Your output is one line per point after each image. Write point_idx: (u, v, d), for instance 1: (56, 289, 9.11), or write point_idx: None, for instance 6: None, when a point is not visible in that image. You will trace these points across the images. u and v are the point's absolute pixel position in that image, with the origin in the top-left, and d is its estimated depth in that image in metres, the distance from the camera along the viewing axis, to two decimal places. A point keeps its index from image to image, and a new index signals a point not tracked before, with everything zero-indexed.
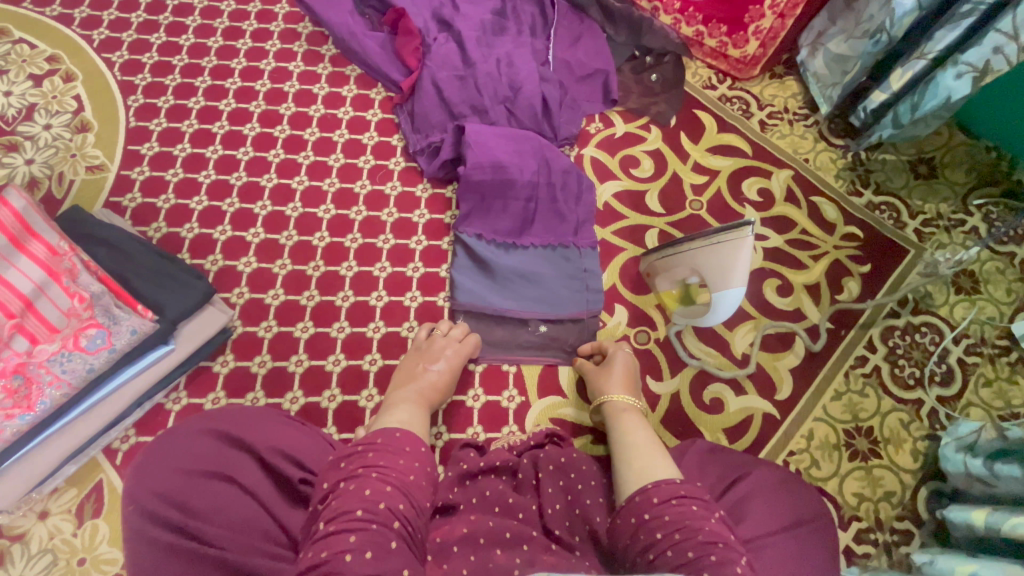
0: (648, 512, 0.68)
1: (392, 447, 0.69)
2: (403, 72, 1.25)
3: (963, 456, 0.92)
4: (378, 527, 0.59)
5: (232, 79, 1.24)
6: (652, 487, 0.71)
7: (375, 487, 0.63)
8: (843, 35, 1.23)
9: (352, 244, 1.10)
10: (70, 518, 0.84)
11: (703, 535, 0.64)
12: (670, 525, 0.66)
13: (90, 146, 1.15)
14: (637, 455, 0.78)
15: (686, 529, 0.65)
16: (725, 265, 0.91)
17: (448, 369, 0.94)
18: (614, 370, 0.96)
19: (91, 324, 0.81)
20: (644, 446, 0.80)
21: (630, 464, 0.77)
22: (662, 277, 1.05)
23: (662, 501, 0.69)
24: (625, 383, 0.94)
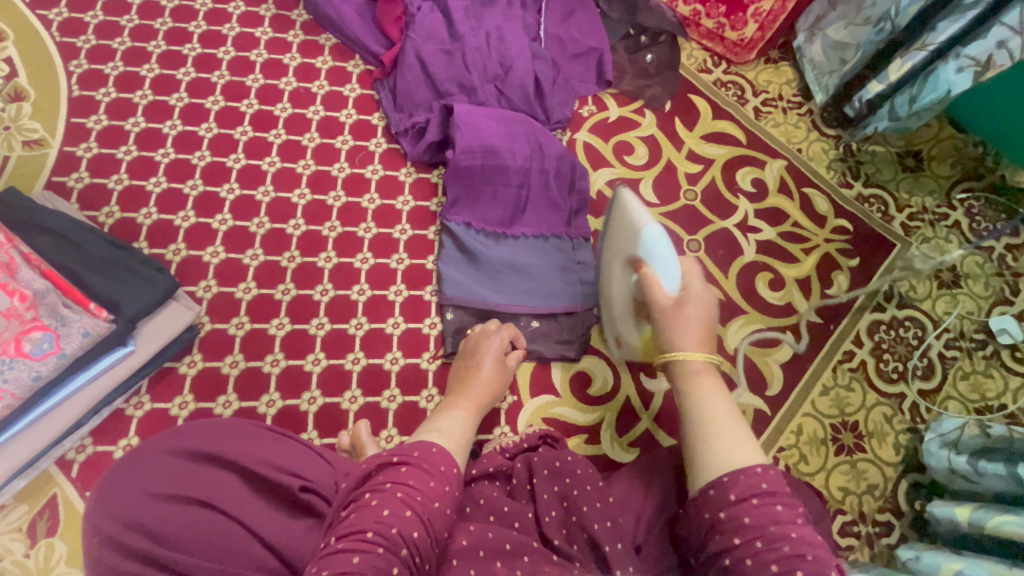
0: (724, 512, 0.59)
1: (427, 466, 0.63)
2: (384, 44, 1.15)
3: (947, 452, 0.94)
4: (383, 552, 0.54)
5: (191, 45, 1.12)
6: (728, 481, 0.60)
7: (395, 509, 0.57)
8: (843, 21, 1.22)
9: (331, 233, 1.02)
10: (21, 538, 0.77)
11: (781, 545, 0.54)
12: (750, 530, 0.56)
13: (26, 118, 1.01)
14: (715, 437, 0.65)
15: (768, 538, 0.54)
16: (632, 229, 0.86)
17: (502, 368, 0.88)
18: (666, 316, 0.76)
19: (35, 326, 0.73)
20: (719, 424, 0.65)
21: (707, 448, 0.64)
22: (606, 289, 0.96)
23: (739, 500, 0.58)
24: (693, 331, 0.73)
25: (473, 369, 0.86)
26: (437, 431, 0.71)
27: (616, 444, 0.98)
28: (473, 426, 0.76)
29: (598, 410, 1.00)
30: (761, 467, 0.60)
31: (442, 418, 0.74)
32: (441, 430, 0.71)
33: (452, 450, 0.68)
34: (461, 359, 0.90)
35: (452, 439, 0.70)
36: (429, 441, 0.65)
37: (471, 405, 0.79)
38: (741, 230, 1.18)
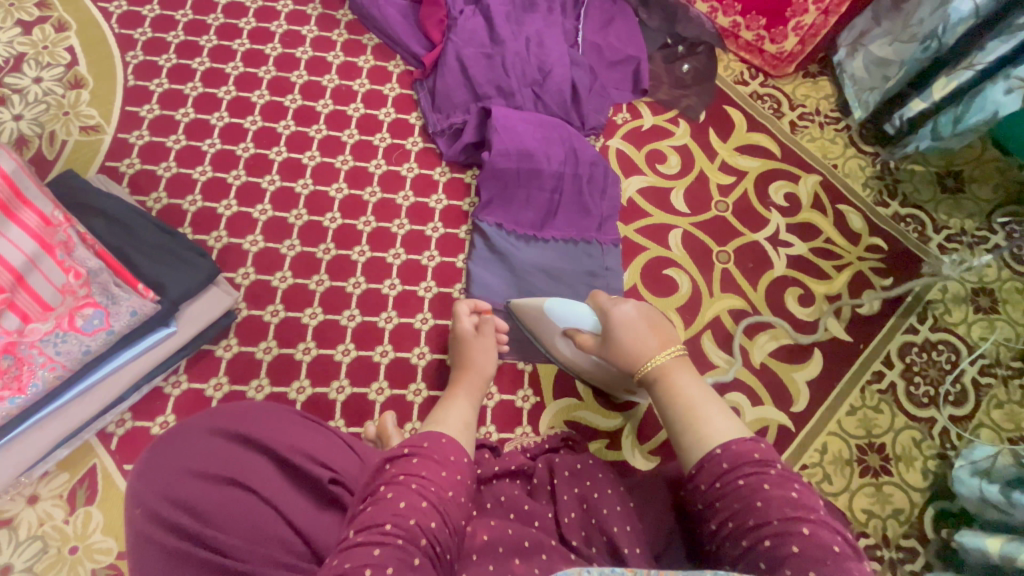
0: (703, 500, 0.63)
1: (437, 456, 0.65)
2: (425, 46, 1.18)
3: (978, 481, 0.92)
4: (404, 543, 0.55)
5: (240, 41, 1.16)
6: (699, 471, 0.64)
7: (411, 501, 0.59)
8: (887, 37, 1.20)
9: (365, 227, 1.04)
10: (62, 504, 0.80)
11: (753, 518, 0.57)
12: (727, 510, 0.60)
13: (84, 105, 1.06)
14: (686, 429, 0.69)
15: (745, 512, 0.58)
16: (531, 317, 0.95)
17: (495, 360, 0.89)
18: (613, 338, 0.82)
19: (88, 303, 0.74)
20: (696, 406, 0.70)
21: (682, 443, 0.68)
22: (574, 363, 0.96)
23: (710, 485, 0.62)
24: (652, 330, 0.80)
25: (469, 357, 0.87)
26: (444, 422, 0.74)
27: (636, 450, 0.98)
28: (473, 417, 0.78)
29: (620, 416, 1.00)
30: (726, 447, 0.63)
31: (445, 411, 0.77)
32: (443, 423, 0.73)
33: (458, 439, 0.71)
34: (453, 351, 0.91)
35: (459, 430, 0.73)
36: (438, 432, 0.67)
37: (467, 397, 0.81)
38: (771, 243, 1.17)
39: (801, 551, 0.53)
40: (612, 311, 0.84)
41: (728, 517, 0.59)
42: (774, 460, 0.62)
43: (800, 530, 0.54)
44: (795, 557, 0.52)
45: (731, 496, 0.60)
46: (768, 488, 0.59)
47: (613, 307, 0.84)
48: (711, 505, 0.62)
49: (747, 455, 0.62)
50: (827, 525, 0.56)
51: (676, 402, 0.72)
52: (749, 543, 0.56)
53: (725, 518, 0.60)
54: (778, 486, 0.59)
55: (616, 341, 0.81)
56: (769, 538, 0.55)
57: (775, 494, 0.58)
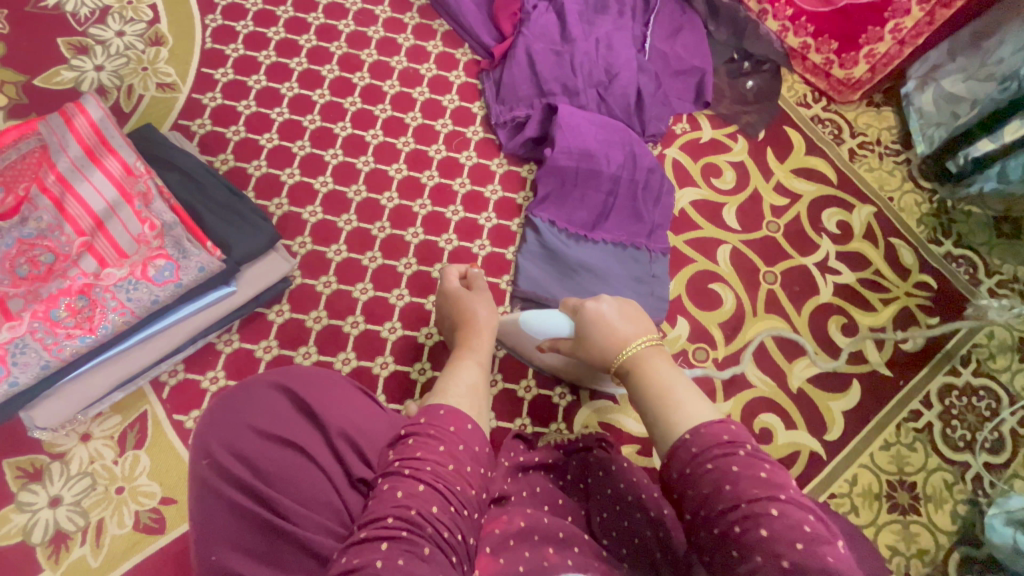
0: (674, 492, 0.58)
1: (436, 431, 0.62)
2: (495, 37, 1.19)
3: (1013, 531, 0.92)
4: (408, 535, 0.52)
5: (315, 15, 1.18)
6: (667, 460, 0.60)
7: (409, 489, 0.56)
8: (961, 74, 1.20)
9: (421, 210, 1.06)
10: (112, 445, 0.83)
11: (722, 503, 0.53)
12: (695, 500, 0.55)
13: (162, 62, 1.09)
14: (655, 418, 0.65)
15: (711, 500, 0.54)
16: (510, 331, 0.94)
17: (493, 310, 0.90)
18: (586, 334, 0.80)
19: (160, 254, 0.79)
20: (669, 391, 0.66)
21: (653, 434, 0.65)
22: (561, 367, 0.96)
23: (679, 476, 0.58)
24: (627, 322, 0.78)
25: (468, 309, 0.87)
26: (453, 395, 0.70)
27: None
28: (483, 384, 0.76)
29: None
30: (689, 432, 0.60)
31: (453, 380, 0.74)
32: (450, 393, 0.71)
33: (462, 407, 0.68)
34: (450, 315, 0.90)
35: (468, 403, 0.69)
36: (435, 405, 0.64)
37: (477, 363, 0.79)
38: (819, 269, 1.17)
39: (770, 534, 0.49)
40: (586, 307, 0.82)
41: (699, 504, 0.55)
42: (745, 441, 0.57)
43: (768, 510, 0.51)
44: (764, 542, 0.49)
45: (699, 482, 0.56)
46: (737, 470, 0.54)
47: (584, 304, 0.83)
48: (682, 496, 0.57)
49: (715, 438, 0.58)
50: (799, 503, 0.52)
51: (649, 387, 0.68)
52: (720, 532, 0.52)
53: (697, 506, 0.55)
54: (748, 466, 0.55)
55: (590, 339, 0.79)
56: (739, 523, 0.51)
57: (745, 475, 0.54)
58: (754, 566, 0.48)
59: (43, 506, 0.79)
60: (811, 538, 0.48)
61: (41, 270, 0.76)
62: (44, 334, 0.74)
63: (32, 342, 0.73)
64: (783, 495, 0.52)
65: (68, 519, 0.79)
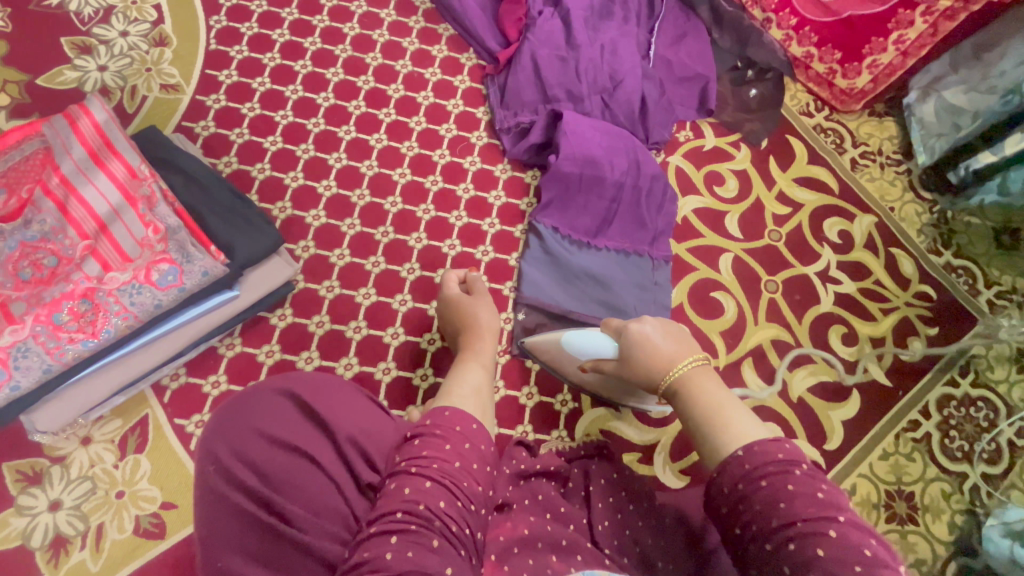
0: (726, 506, 0.59)
1: (440, 430, 0.63)
2: (500, 42, 1.19)
3: (1010, 542, 0.92)
4: (418, 529, 0.53)
5: (320, 17, 1.17)
6: (718, 475, 0.60)
7: (416, 485, 0.57)
8: (963, 86, 1.21)
9: (424, 215, 1.06)
10: (113, 449, 0.83)
11: (777, 519, 0.54)
12: (748, 514, 0.56)
13: (165, 63, 1.09)
14: (704, 437, 0.65)
15: (765, 514, 0.54)
16: (549, 351, 0.95)
17: (495, 314, 0.90)
18: (628, 354, 0.81)
19: (164, 258, 0.78)
20: (719, 410, 0.66)
21: (702, 452, 0.65)
22: (601, 388, 0.96)
23: (730, 490, 0.58)
24: (670, 341, 0.79)
25: (468, 313, 0.87)
26: (456, 396, 0.72)
27: (668, 468, 0.98)
28: (486, 385, 0.78)
29: (655, 432, 1.00)
30: (741, 449, 0.60)
31: (458, 382, 0.75)
32: (455, 395, 0.72)
33: (467, 408, 0.69)
34: (451, 320, 0.90)
35: (471, 404, 0.71)
36: (439, 407, 0.65)
37: (481, 366, 0.80)
38: (820, 278, 1.17)
39: (827, 554, 0.49)
40: (629, 329, 0.83)
41: (751, 518, 0.56)
42: (801, 459, 0.57)
43: (827, 530, 0.51)
44: (820, 560, 0.49)
45: (754, 497, 0.56)
46: (793, 489, 0.55)
47: (630, 325, 0.84)
48: (733, 509, 0.58)
49: (769, 455, 0.58)
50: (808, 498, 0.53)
51: (696, 406, 0.69)
52: (772, 547, 0.53)
53: (749, 521, 0.56)
54: (804, 485, 0.55)
55: (632, 359, 0.80)
56: (794, 540, 0.51)
57: (801, 494, 0.54)
58: None
59: (42, 510, 0.79)
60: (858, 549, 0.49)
61: (44, 273, 0.76)
62: (47, 338, 0.73)
63: (34, 347, 0.73)
64: (842, 516, 0.52)
65: (68, 523, 0.79)
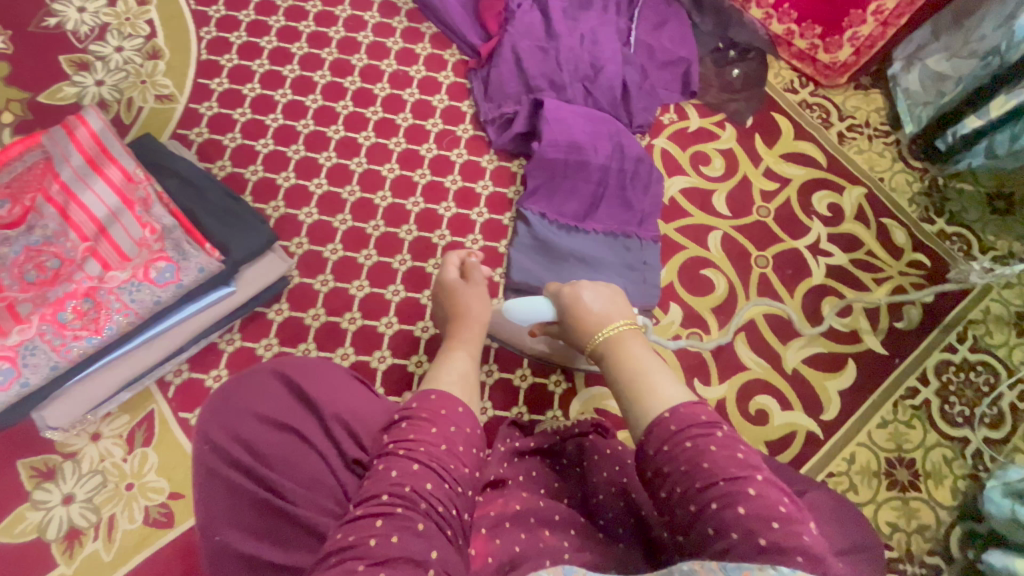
0: (650, 471, 0.56)
1: (426, 414, 0.62)
2: (482, 36, 1.21)
3: (1010, 501, 0.91)
4: (404, 512, 0.53)
5: (306, 22, 1.21)
6: (645, 439, 0.57)
7: (404, 468, 0.56)
8: (945, 53, 1.20)
9: (414, 208, 1.08)
10: (121, 443, 0.86)
11: (700, 481, 0.51)
12: (671, 476, 0.53)
13: (159, 75, 1.13)
14: (630, 398, 0.63)
15: (684, 477, 0.52)
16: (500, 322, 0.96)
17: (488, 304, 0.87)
18: (566, 319, 0.80)
19: (161, 256, 0.81)
20: (644, 373, 0.64)
21: (626, 416, 0.62)
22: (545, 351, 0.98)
23: (654, 454, 0.55)
24: (602, 304, 0.77)
25: (459, 303, 0.85)
26: (444, 381, 0.69)
27: None
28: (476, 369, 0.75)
29: None
30: (665, 414, 0.57)
31: (442, 367, 0.73)
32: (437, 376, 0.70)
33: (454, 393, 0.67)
34: (443, 308, 0.88)
35: (459, 389, 0.68)
36: (425, 389, 0.64)
37: (469, 355, 0.77)
38: (811, 251, 1.17)
39: (747, 513, 0.47)
40: (564, 292, 0.82)
41: (676, 482, 0.53)
42: (721, 420, 0.55)
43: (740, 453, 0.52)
44: (742, 520, 0.47)
45: (676, 459, 0.54)
46: (715, 450, 0.52)
47: (565, 286, 0.82)
48: (658, 472, 0.55)
49: (693, 418, 0.56)
50: (733, 436, 0.54)
51: (624, 369, 0.66)
52: (696, 510, 0.50)
53: (671, 482, 0.53)
54: (725, 446, 0.53)
55: (569, 323, 0.79)
56: (716, 501, 0.49)
57: (722, 455, 0.52)
58: (728, 545, 0.46)
59: (56, 504, 0.82)
60: (728, 505, 0.49)
61: (48, 275, 0.79)
62: (53, 335, 0.77)
63: (41, 344, 0.76)
64: (760, 476, 0.51)
65: (81, 515, 0.82)
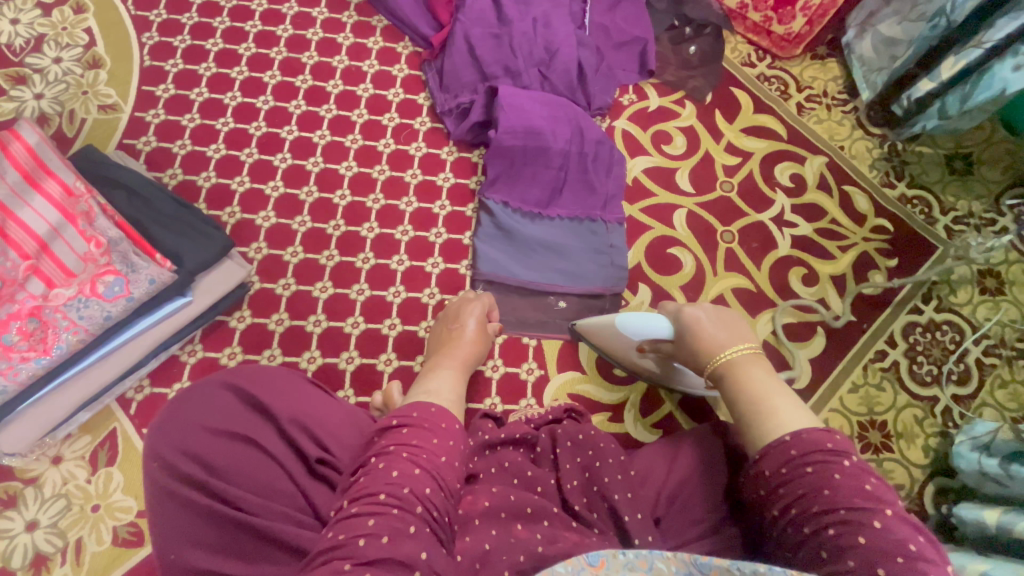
0: (764, 489, 0.61)
1: (428, 425, 0.63)
2: (433, 26, 1.19)
3: (977, 455, 0.93)
4: (400, 513, 0.54)
5: (253, 22, 1.18)
6: (763, 458, 0.62)
7: (404, 470, 0.57)
8: (896, 18, 1.21)
9: (374, 205, 1.06)
10: (84, 465, 0.84)
11: (818, 504, 0.55)
12: (790, 498, 0.58)
13: (102, 84, 1.09)
14: (751, 419, 0.65)
15: (802, 500, 0.57)
16: (600, 333, 0.96)
17: (483, 324, 0.92)
18: (683, 340, 0.81)
19: (108, 270, 0.80)
20: (763, 396, 0.66)
21: (747, 435, 0.66)
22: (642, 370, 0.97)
23: (773, 474, 0.60)
24: (722, 329, 0.77)
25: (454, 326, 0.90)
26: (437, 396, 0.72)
27: (639, 424, 0.99)
28: (461, 385, 0.80)
29: (623, 390, 1.01)
30: (788, 437, 0.61)
31: (434, 382, 0.77)
32: (432, 392, 0.74)
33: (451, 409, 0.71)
34: (440, 325, 0.93)
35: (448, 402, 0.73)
36: (426, 402, 0.66)
37: (457, 365, 0.83)
38: (776, 224, 1.18)
39: (867, 542, 0.51)
40: (683, 312, 0.82)
41: (792, 503, 0.57)
42: (849, 452, 0.59)
43: (865, 484, 0.55)
44: (862, 548, 0.50)
45: (794, 483, 0.58)
46: (839, 479, 0.56)
47: (684, 308, 0.83)
48: (774, 492, 0.60)
49: (817, 444, 0.59)
50: (863, 468, 0.57)
51: (740, 394, 0.69)
52: (811, 531, 0.55)
53: (786, 504, 0.58)
54: (851, 477, 0.56)
55: (686, 344, 0.80)
56: (834, 526, 0.53)
57: (847, 484, 0.55)
58: (845, 568, 0.50)
59: (20, 531, 0.80)
60: (848, 531, 0.52)
61: None
62: None
63: None
64: (889, 510, 0.53)
65: (46, 541, 0.80)
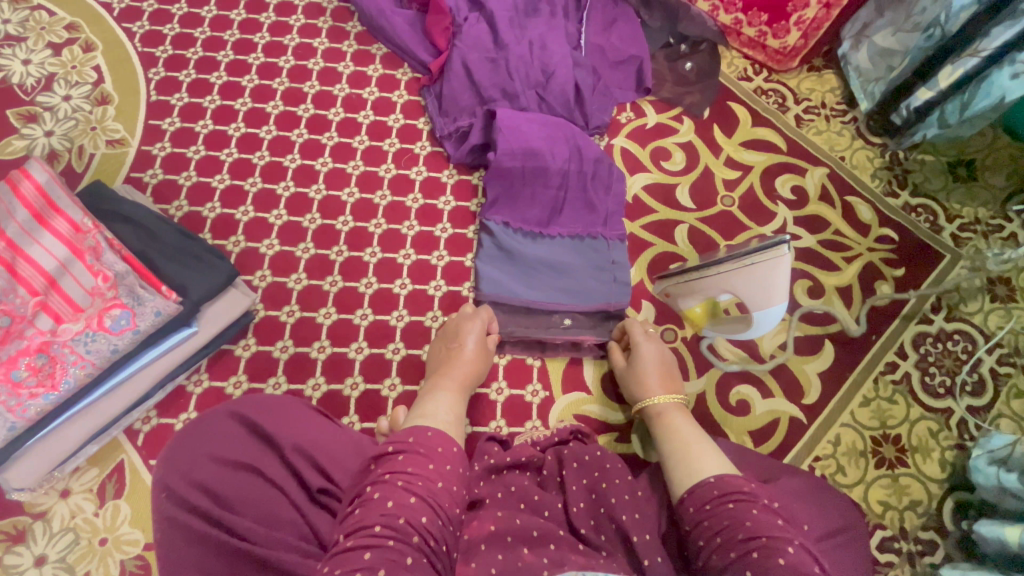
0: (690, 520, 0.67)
1: (423, 450, 0.63)
2: (432, 53, 1.21)
3: (995, 470, 0.90)
4: (395, 544, 0.53)
5: (255, 54, 1.21)
6: (689, 495, 0.69)
7: (399, 499, 0.57)
8: (890, 28, 1.20)
9: (376, 229, 1.07)
10: (92, 497, 0.84)
11: (742, 532, 0.62)
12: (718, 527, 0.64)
13: (110, 120, 1.12)
14: (686, 457, 0.75)
15: (725, 530, 0.63)
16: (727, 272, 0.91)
17: (484, 342, 0.92)
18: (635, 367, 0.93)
19: (115, 304, 0.80)
20: (691, 444, 0.76)
21: (676, 467, 0.74)
22: (684, 296, 1.02)
23: (697, 509, 0.67)
24: (660, 379, 0.90)
25: (455, 346, 0.90)
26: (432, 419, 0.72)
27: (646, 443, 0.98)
28: (460, 408, 0.80)
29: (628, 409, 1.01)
30: (713, 478, 0.69)
31: (433, 404, 0.77)
32: (429, 416, 0.74)
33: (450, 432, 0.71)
34: (442, 339, 0.93)
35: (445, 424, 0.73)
36: (422, 425, 0.65)
37: (455, 387, 0.83)
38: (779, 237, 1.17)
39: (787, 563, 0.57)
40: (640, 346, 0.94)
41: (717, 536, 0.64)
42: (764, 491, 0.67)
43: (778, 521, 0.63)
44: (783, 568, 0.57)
45: (717, 518, 0.65)
46: (756, 512, 0.64)
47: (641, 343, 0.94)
48: (693, 522, 0.67)
49: (737, 485, 0.67)
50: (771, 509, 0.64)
51: (673, 439, 0.79)
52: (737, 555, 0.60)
53: (711, 534, 0.64)
54: (766, 513, 0.64)
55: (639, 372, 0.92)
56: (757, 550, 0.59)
57: (763, 517, 0.63)
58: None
59: (28, 566, 0.80)
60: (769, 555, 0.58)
61: None
62: (6, 396, 0.75)
63: None
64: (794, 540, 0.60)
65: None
